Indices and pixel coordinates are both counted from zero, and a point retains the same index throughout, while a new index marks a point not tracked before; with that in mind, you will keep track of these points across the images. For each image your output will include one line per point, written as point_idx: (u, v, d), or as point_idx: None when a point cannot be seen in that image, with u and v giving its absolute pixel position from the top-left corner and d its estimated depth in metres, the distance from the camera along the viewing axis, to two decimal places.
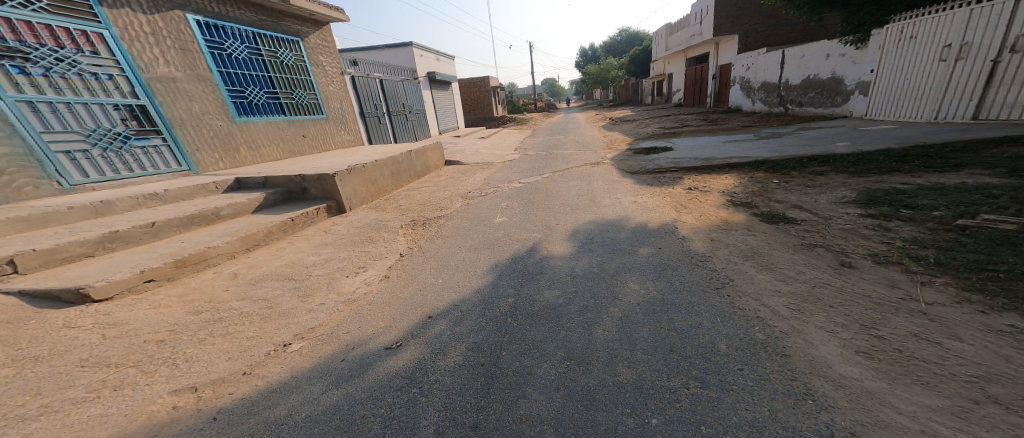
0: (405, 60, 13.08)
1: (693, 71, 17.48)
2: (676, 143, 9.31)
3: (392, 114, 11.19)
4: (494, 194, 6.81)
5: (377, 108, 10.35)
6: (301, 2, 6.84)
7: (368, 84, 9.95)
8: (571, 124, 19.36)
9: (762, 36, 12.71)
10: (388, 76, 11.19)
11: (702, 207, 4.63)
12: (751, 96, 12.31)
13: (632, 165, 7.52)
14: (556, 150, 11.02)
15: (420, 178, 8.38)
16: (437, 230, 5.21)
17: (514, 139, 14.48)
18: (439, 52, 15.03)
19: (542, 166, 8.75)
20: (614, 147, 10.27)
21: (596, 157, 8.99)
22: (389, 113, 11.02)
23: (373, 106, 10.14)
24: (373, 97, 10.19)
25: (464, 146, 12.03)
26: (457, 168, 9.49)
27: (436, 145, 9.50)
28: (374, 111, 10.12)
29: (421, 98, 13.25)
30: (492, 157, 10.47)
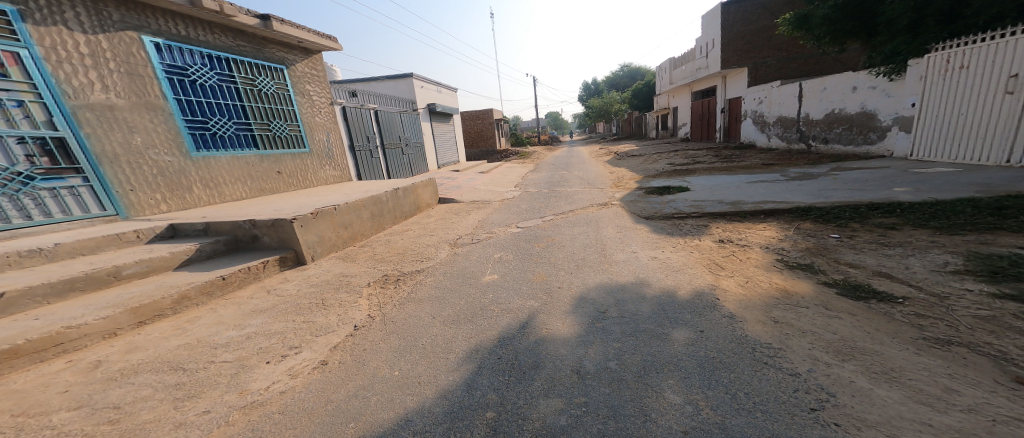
0: (405, 91, 12.63)
1: (701, 105, 17.02)
2: (691, 181, 8.39)
3: (387, 147, 10.44)
4: (491, 241, 5.75)
5: (370, 142, 9.57)
6: (284, 29, 6.24)
7: (361, 116, 9.28)
8: (576, 159, 18.79)
9: (774, 68, 12.23)
10: (384, 108, 10.61)
11: (751, 269, 3.54)
12: (766, 131, 11.58)
13: (648, 207, 6.52)
14: (561, 187, 10.14)
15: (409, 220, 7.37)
16: (411, 290, 4.17)
17: (516, 175, 13.71)
18: (440, 84, 14.67)
19: (544, 206, 7.81)
20: (623, 185, 9.37)
21: (604, 197, 8.05)
22: (383, 146, 10.26)
23: (366, 139, 9.38)
24: (366, 129, 9.48)
25: (462, 182, 11.21)
26: (450, 206, 8.58)
27: (430, 181, 8.65)
28: (366, 144, 9.38)
29: (419, 131, 12.66)
30: (491, 196, 9.59)
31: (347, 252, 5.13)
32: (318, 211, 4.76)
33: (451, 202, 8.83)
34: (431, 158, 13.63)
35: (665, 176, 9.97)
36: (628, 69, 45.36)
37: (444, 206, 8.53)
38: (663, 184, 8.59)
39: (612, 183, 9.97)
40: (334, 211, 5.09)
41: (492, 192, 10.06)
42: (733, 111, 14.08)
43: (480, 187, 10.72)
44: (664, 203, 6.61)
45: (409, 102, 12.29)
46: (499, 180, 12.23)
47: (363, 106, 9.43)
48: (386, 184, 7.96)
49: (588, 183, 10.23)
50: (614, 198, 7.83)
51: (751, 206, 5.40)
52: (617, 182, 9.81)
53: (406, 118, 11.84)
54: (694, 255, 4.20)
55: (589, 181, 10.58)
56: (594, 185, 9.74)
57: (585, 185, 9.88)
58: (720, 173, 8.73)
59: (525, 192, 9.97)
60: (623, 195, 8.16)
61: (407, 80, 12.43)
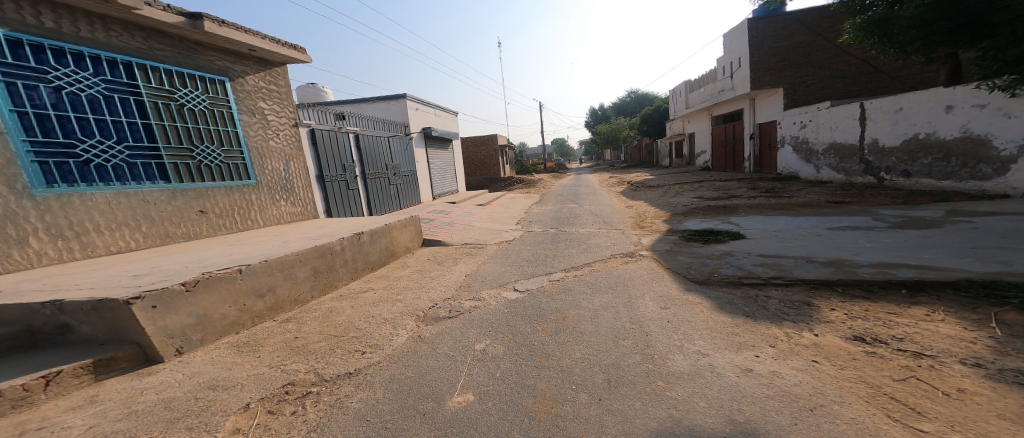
0: (397, 114, 11.31)
1: (722, 131, 15.42)
2: (739, 221, 6.50)
3: (369, 177, 8.82)
4: (478, 318, 3.90)
5: (346, 171, 7.93)
6: (228, 33, 4.63)
7: (337, 140, 7.76)
8: (585, 189, 17.17)
9: (815, 88, 10.59)
10: (367, 133, 9.13)
11: (1010, 432, 1.63)
12: (812, 160, 9.82)
13: (699, 264, 4.62)
14: (572, 225, 8.39)
15: (379, 269, 5.62)
16: (344, 396, 2.42)
17: (519, 208, 12.07)
18: (437, 108, 13.42)
19: (552, 255, 6.03)
20: (649, 224, 7.56)
21: (630, 243, 6.22)
22: (363, 175, 8.64)
23: (341, 167, 7.73)
24: (343, 156, 7.92)
25: (457, 218, 9.53)
26: (435, 250, 6.85)
27: (413, 218, 6.94)
28: (343, 173, 7.78)
29: (409, 158, 11.18)
30: (486, 236, 7.88)
31: (254, 332, 3.13)
32: (201, 279, 2.81)
33: (438, 246, 7.11)
34: (424, 189, 12.10)
35: (699, 212, 8.11)
36: (634, 95, 45.04)
37: (427, 251, 6.77)
38: (703, 226, 6.70)
39: (634, 221, 8.16)
40: (242, 277, 3.14)
41: (490, 231, 8.35)
42: (766, 138, 12.45)
43: (476, 224, 9.04)
44: (717, 257, 4.73)
45: (400, 126, 10.90)
46: (499, 215, 10.53)
47: (340, 129, 7.90)
48: (356, 224, 6.27)
49: (605, 221, 8.43)
50: (645, 246, 5.95)
51: (871, 270, 3.52)
52: (641, 221, 8.00)
53: (395, 144, 10.40)
54: (830, 372, 2.30)
55: (605, 218, 8.80)
56: (613, 224, 7.94)
57: (600, 225, 8.10)
58: (776, 210, 6.84)
59: (527, 231, 8.26)
60: (653, 239, 6.27)
61: (399, 102, 11.09)
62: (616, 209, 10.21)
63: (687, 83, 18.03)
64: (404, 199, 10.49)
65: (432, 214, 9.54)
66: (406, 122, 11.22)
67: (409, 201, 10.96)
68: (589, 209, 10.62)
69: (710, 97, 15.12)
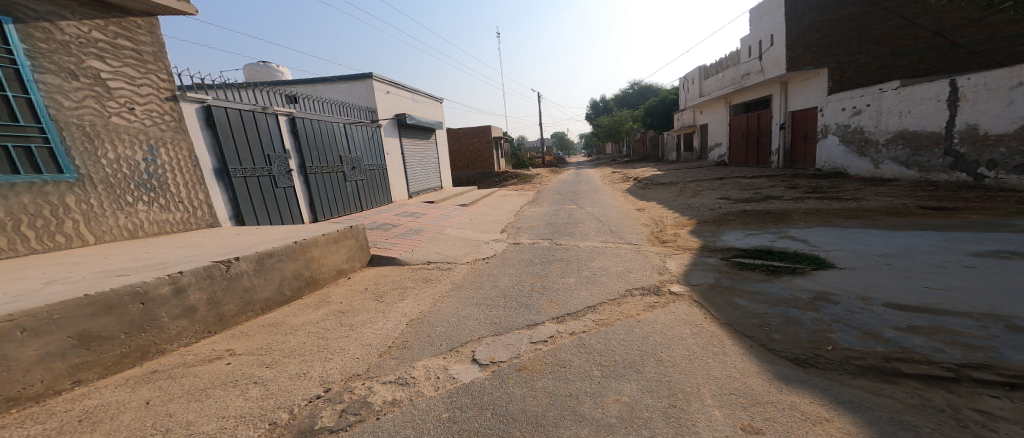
0: (363, 98, 8.92)
1: (742, 122, 13.42)
2: (798, 234, 4.56)
3: (315, 171, 6.69)
4: (386, 434, 2.03)
5: (277, 163, 5.75)
6: None
7: (267, 124, 5.65)
8: (587, 186, 15.25)
9: (871, 68, 8.48)
10: (315, 116, 7.04)
11: None
12: (867, 153, 7.89)
13: (781, 320, 2.72)
14: (570, 235, 6.52)
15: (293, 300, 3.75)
16: None
17: (507, 209, 10.21)
18: (415, 92, 11.40)
19: (540, 287, 4.18)
20: (674, 235, 5.67)
21: (649, 269, 4.36)
22: (305, 169, 6.46)
23: (268, 157, 5.59)
24: (277, 145, 5.83)
25: (426, 222, 7.65)
26: (377, 273, 4.96)
27: (356, 228, 5.04)
28: (277, 167, 5.73)
29: (377, 149, 9.11)
30: (455, 249, 6.02)
31: None
32: None
33: (383, 266, 5.21)
34: (398, 185, 10.14)
35: (733, 217, 6.20)
36: (637, 86, 42.93)
37: (362, 274, 4.87)
38: (750, 239, 4.75)
39: (649, 230, 6.31)
40: None
41: (465, 241, 6.51)
42: (798, 128, 10.43)
43: (449, 231, 7.18)
44: (807, 306, 2.83)
45: (366, 112, 8.76)
46: (481, 219, 8.67)
47: (271, 109, 5.74)
48: (263, 232, 4.40)
49: (611, 230, 6.59)
50: (672, 276, 4.05)
51: None
52: (658, 231, 6.13)
53: (357, 132, 8.32)
54: None
55: (610, 226, 6.95)
56: (622, 236, 6.09)
57: (605, 235, 6.26)
58: (850, 220, 4.92)
59: (512, 243, 6.42)
60: (684, 264, 4.36)
61: (366, 83, 8.78)
62: (624, 212, 8.35)
63: (702, 68, 15.84)
64: (369, 198, 8.49)
65: (397, 217, 7.70)
66: (374, 106, 8.96)
67: (378, 200, 8.91)
68: (592, 212, 8.73)
69: (731, 83, 13.02)
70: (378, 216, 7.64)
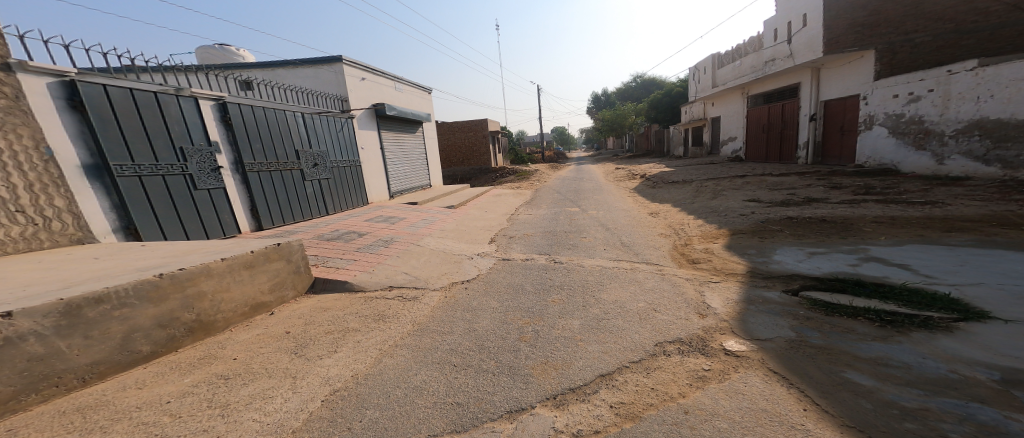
0: (333, 85, 7.49)
1: (757, 113, 12.06)
2: (888, 256, 3.31)
3: (259, 170, 5.12)
4: None
5: (196, 159, 4.31)
6: None
7: (178, 107, 4.19)
8: (590, 183, 14.02)
9: (928, 49, 7.11)
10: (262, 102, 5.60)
11: None
12: (929, 146, 6.63)
13: (971, 434, 1.49)
14: (571, 248, 5.29)
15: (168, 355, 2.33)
16: None
17: (500, 212, 8.98)
18: (398, 80, 10.05)
19: (530, 336, 2.98)
20: (706, 251, 4.42)
21: (682, 309, 3.13)
22: (243, 167, 4.87)
23: (178, 149, 4.13)
24: (196, 136, 4.36)
25: (400, 229, 6.40)
26: (314, 308, 3.36)
27: (286, 244, 3.34)
28: (196, 164, 4.25)
29: (352, 144, 7.64)
30: (426, 267, 4.78)
31: None
32: None
33: (326, 294, 3.72)
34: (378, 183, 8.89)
35: (776, 224, 4.93)
36: (641, 80, 41.43)
37: (298, 309, 3.27)
38: (815, 262, 3.49)
39: (671, 242, 5.07)
40: None
41: (442, 256, 5.28)
42: (829, 119, 9.09)
43: (426, 241, 5.94)
44: (1001, 402, 1.62)
45: (335, 100, 7.32)
46: (468, 224, 7.44)
47: (187, 87, 4.29)
48: (148, 244, 3.12)
49: (621, 243, 5.35)
50: (722, 326, 2.77)
51: None
52: (682, 244, 4.90)
53: (325, 122, 6.82)
54: None
55: (620, 236, 5.72)
56: (637, 251, 4.85)
57: (614, 249, 5.04)
58: (950, 235, 3.67)
59: (500, 259, 5.20)
60: (735, 302, 3.07)
61: (335, 66, 7.36)
62: (635, 217, 7.13)
63: (715, 56, 14.38)
64: (342, 201, 6.98)
65: (366, 221, 6.45)
66: (347, 95, 7.55)
67: (354, 201, 7.47)
68: (598, 216, 7.50)
69: (750, 70, 11.60)
70: (346, 221, 6.17)
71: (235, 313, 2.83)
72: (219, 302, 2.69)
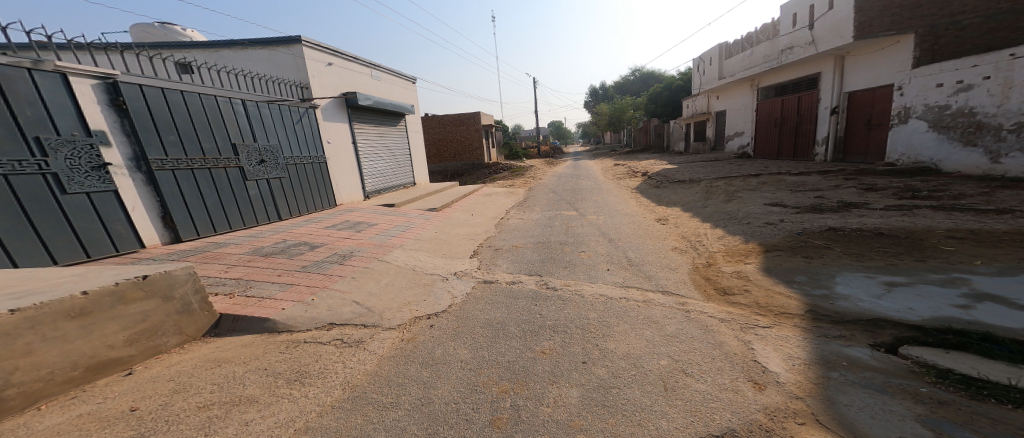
0: (290, 70, 6.39)
1: (767, 107, 11.11)
2: (1010, 296, 2.41)
3: (173, 170, 4.06)
4: None
5: (66, 153, 3.20)
6: None
7: (34, 86, 3.08)
8: (588, 181, 13.09)
9: (979, 32, 5.86)
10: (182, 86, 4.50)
11: None
12: (982, 141, 5.73)
13: None
14: (568, 268, 4.36)
15: None
16: None
17: (488, 215, 8.00)
18: (375, 67, 8.93)
19: (505, 419, 2.03)
20: (737, 275, 3.50)
21: (727, 375, 2.19)
22: (147, 165, 3.82)
23: (31, 141, 3.01)
24: (69, 124, 3.28)
25: (366, 237, 5.41)
26: (202, 363, 2.36)
27: (163, 275, 2.39)
28: (65, 159, 3.19)
29: (314, 138, 6.56)
30: (386, 294, 3.82)
31: None
32: None
33: (233, 337, 2.72)
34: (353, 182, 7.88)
35: (818, 238, 4.00)
36: (640, 73, 40.34)
37: (175, 367, 2.26)
38: (902, 302, 2.55)
39: (689, 261, 4.15)
40: None
41: (410, 277, 4.32)
42: (853, 113, 8.16)
43: (394, 254, 4.96)
44: None
45: (291, 86, 6.21)
46: (449, 232, 6.46)
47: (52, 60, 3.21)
48: None
49: (628, 261, 4.42)
50: (797, 410, 1.81)
51: None
52: (705, 263, 3.97)
53: (276, 112, 5.72)
54: None
55: (626, 250, 4.79)
56: (649, 274, 3.93)
57: (620, 270, 4.11)
58: None
59: (482, 281, 4.26)
60: (806, 369, 2.12)
61: (293, 49, 6.26)
62: (641, 224, 6.20)
63: (721, 46, 13.34)
64: (298, 203, 5.94)
65: (326, 228, 5.44)
66: (306, 81, 6.45)
67: (319, 202, 6.50)
68: (599, 222, 6.57)
69: (762, 60, 10.60)
70: (298, 229, 5.16)
71: (46, 385, 1.82)
72: (7, 372, 1.68)
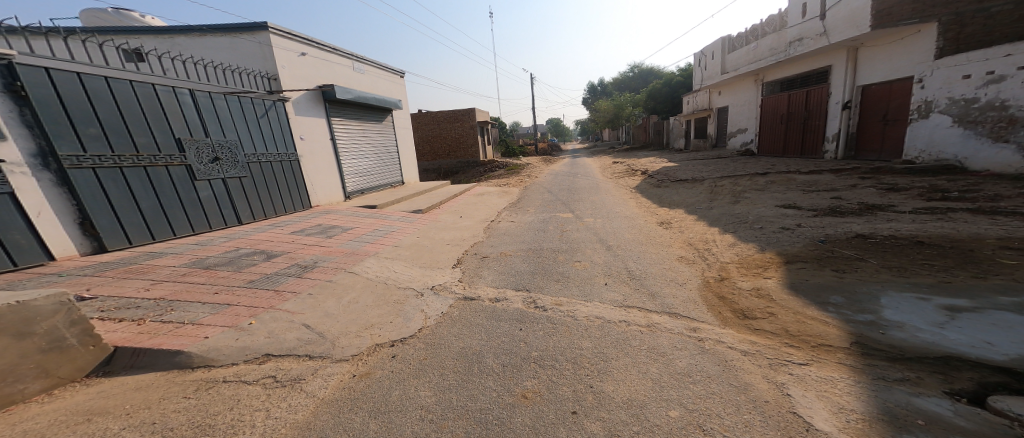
0: (255, 60, 5.79)
1: (772, 102, 10.59)
2: None
3: (95, 168, 3.48)
4: None
5: None
6: None
7: None
8: (586, 180, 12.56)
9: (1008, 20, 5.25)
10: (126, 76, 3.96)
11: None
12: (1015, 137, 5.21)
13: None
14: (561, 282, 3.84)
15: None
16: None
17: (478, 216, 7.45)
18: (357, 59, 8.33)
19: None
20: (758, 295, 2.98)
21: (759, 436, 1.66)
22: (58, 162, 3.25)
23: None
24: None
25: (337, 243, 4.85)
26: (63, 420, 1.79)
27: (18, 307, 1.86)
28: None
29: (284, 133, 5.97)
30: (346, 314, 3.26)
31: None
32: None
33: (128, 377, 2.18)
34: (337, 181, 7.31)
35: (848, 248, 3.47)
36: (639, 69, 39.68)
37: (23, 428, 1.71)
38: (975, 335, 2.04)
39: (699, 274, 3.63)
40: None
41: (380, 291, 3.78)
42: (866, 107, 7.64)
43: (367, 263, 4.41)
44: None
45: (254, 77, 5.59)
46: (433, 237, 5.90)
47: None
48: None
49: (629, 276, 3.91)
50: None
51: None
52: (718, 278, 3.45)
53: (235, 104, 5.12)
54: None
55: (627, 261, 4.27)
56: (654, 292, 3.42)
57: (618, 286, 3.65)
58: None
59: (462, 297, 3.77)
60: (867, 430, 1.59)
61: (260, 37, 5.68)
62: (642, 228, 5.69)
63: (724, 40, 12.76)
64: (264, 205, 5.36)
65: (292, 234, 4.88)
66: (274, 73, 5.86)
67: (292, 204, 5.95)
68: (596, 226, 6.05)
69: (768, 53, 10.05)
70: (257, 234, 4.59)
71: None
72: None
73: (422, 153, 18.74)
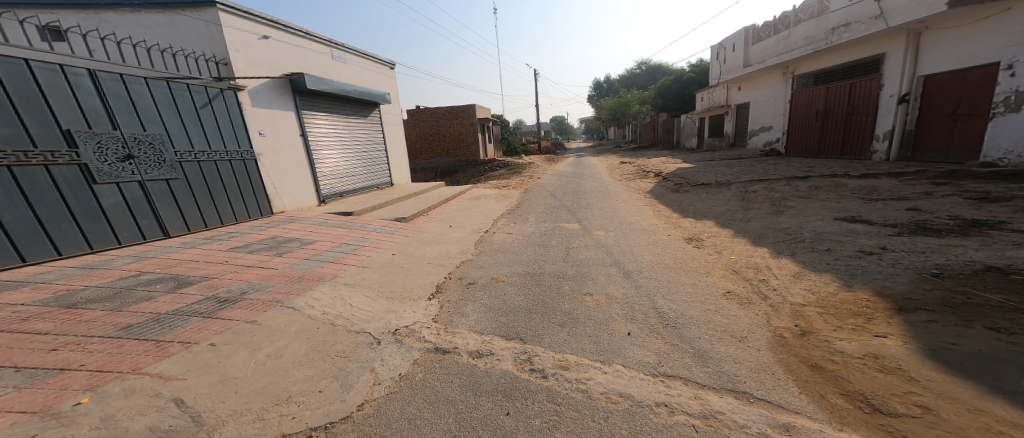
0: (199, 42, 4.82)
1: (803, 97, 9.38)
2: None
3: None
4: None
5: None
6: None
7: None
8: (593, 182, 11.48)
9: None
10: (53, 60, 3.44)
11: None
12: None
13: None
14: (568, 332, 2.90)
15: None
16: None
17: (471, 225, 6.45)
18: (337, 46, 7.32)
19: None
20: (882, 372, 1.92)
21: None
22: None
23: None
24: None
25: (288, 261, 3.85)
26: None
27: None
28: None
29: (235, 127, 4.88)
30: (257, 373, 2.23)
31: None
32: None
33: None
34: (312, 185, 6.31)
35: (990, 291, 2.43)
36: (647, 65, 38.50)
37: None
38: None
39: (766, 324, 2.57)
40: None
41: (323, 337, 2.76)
42: (928, 101, 6.48)
43: (317, 292, 3.41)
44: None
45: (190, 59, 4.62)
46: (414, 252, 4.90)
47: None
48: None
49: (663, 322, 2.86)
50: None
51: None
52: (799, 333, 2.38)
53: (161, 91, 4.09)
54: None
55: (656, 299, 3.23)
56: (704, 354, 2.37)
57: (647, 339, 2.67)
58: None
59: (433, 349, 2.79)
60: None
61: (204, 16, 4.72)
62: (664, 245, 4.65)
63: (747, 30, 11.55)
64: (206, 213, 4.37)
65: (232, 250, 3.89)
66: (223, 58, 4.88)
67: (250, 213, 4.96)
68: (610, 242, 5.01)
69: (802, 43, 8.88)
70: (181, 252, 3.59)
71: None
72: None
73: (419, 151, 17.80)
